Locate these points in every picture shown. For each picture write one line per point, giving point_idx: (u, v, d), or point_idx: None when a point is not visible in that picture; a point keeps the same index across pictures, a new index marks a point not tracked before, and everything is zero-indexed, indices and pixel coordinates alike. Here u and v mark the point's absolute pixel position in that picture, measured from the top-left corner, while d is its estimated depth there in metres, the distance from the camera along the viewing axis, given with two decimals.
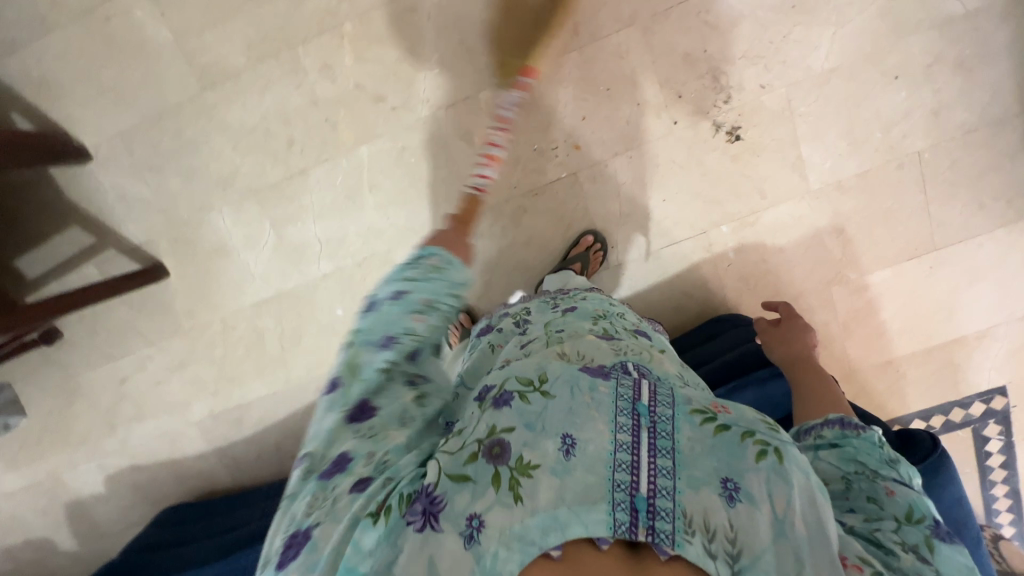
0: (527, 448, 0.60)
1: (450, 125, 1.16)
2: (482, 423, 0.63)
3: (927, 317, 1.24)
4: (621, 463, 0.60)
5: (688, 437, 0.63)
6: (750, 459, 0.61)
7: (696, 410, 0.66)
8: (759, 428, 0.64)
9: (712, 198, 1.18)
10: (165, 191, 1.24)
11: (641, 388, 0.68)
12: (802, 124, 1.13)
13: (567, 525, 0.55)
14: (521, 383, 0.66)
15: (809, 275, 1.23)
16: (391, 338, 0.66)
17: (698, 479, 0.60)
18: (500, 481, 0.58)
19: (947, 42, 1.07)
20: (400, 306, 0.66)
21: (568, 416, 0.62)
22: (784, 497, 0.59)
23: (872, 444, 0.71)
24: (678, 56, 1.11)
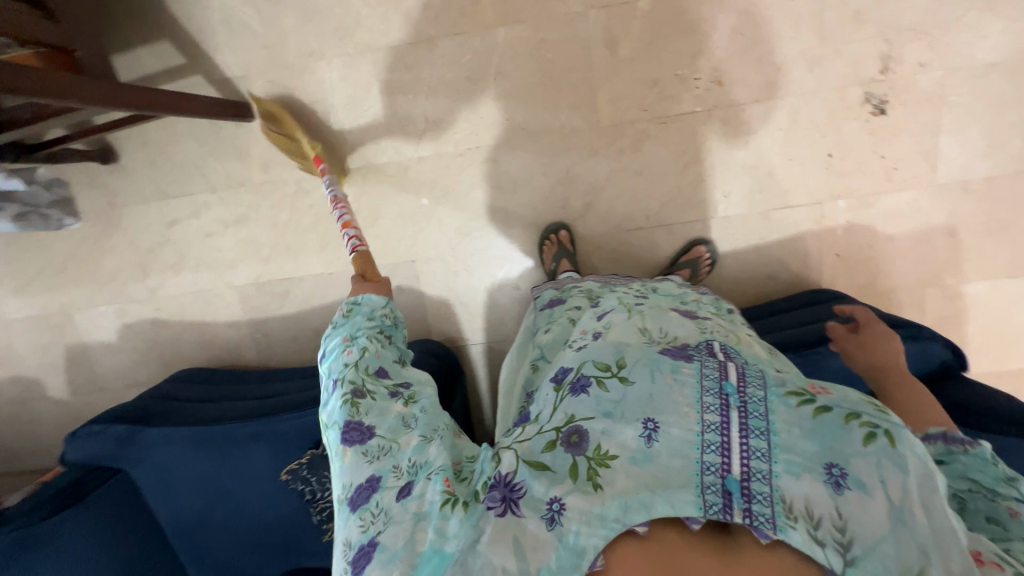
0: (605, 438, 0.58)
1: (597, 28, 1.11)
2: (558, 411, 0.62)
3: (1008, 340, 1.24)
4: (710, 445, 0.56)
5: (783, 418, 0.56)
6: (857, 444, 0.53)
7: (792, 390, 0.58)
8: (865, 409, 0.55)
9: (838, 169, 1.15)
10: (278, 26, 1.15)
11: (728, 367, 0.61)
12: (948, 112, 1.11)
13: (652, 505, 0.53)
14: (598, 368, 0.62)
15: (908, 271, 1.21)
16: (338, 380, 0.72)
17: (798, 463, 0.54)
18: (577, 472, 0.57)
19: None
20: (330, 353, 0.76)
21: (648, 402, 0.58)
22: (899, 484, 0.51)
23: (985, 459, 0.61)
24: (847, 13, 1.07)
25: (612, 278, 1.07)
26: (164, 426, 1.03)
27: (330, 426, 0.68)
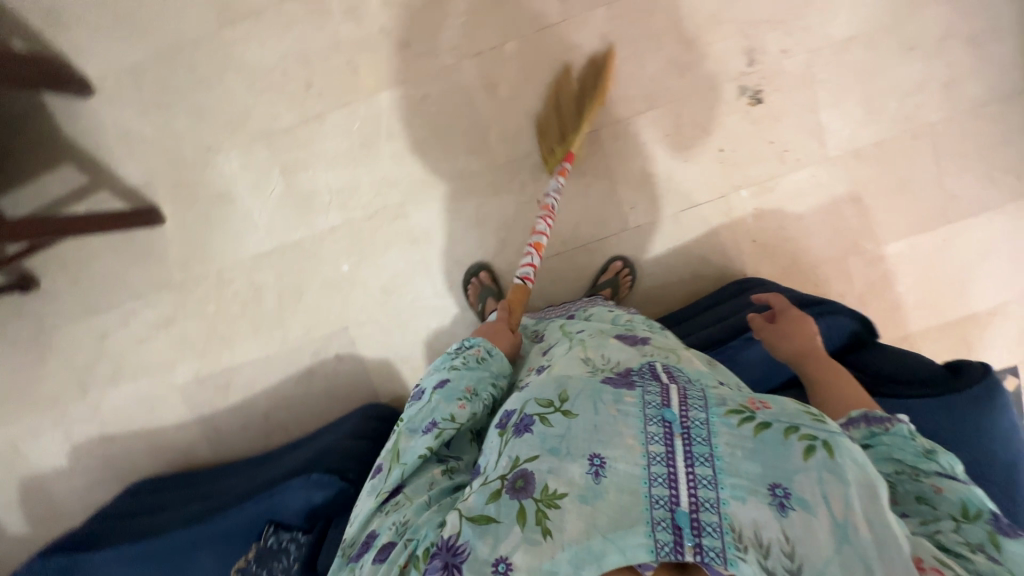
0: (551, 476, 0.58)
1: (473, 76, 1.15)
2: (504, 456, 0.61)
3: (941, 293, 1.25)
4: (657, 478, 0.57)
5: (726, 440, 0.58)
6: (797, 460, 0.55)
7: (731, 410, 0.61)
8: (802, 421, 0.58)
9: (734, 162, 1.18)
10: (172, 131, 1.19)
11: (670, 392, 0.63)
12: (821, 90, 1.15)
13: (603, 555, 0.53)
14: (541, 404, 0.63)
15: (826, 244, 1.23)
16: (433, 424, 0.71)
17: (743, 487, 0.55)
18: (524, 516, 0.56)
19: (958, 18, 1.12)
20: (444, 393, 0.74)
21: (592, 436, 0.59)
22: (841, 497, 0.52)
23: (904, 438, 0.62)
24: (702, 18, 1.13)
25: (551, 309, 1.09)
26: (108, 550, 1.00)
27: (401, 463, 0.69)
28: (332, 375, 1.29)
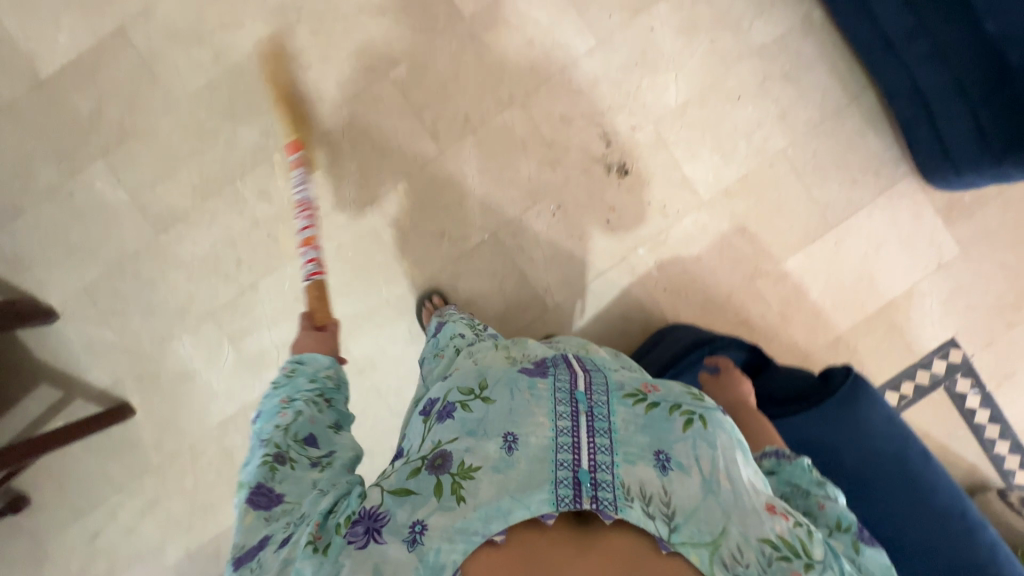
0: (468, 454, 0.65)
1: (377, 217, 1.31)
2: (429, 440, 0.69)
3: (853, 290, 1.32)
4: (563, 446, 0.66)
5: (622, 417, 0.69)
6: (677, 431, 0.68)
7: (628, 394, 0.72)
8: (684, 399, 0.72)
9: (623, 227, 1.31)
10: (129, 331, 1.32)
11: (578, 376, 0.74)
12: (676, 150, 1.30)
13: (510, 512, 0.60)
14: (463, 393, 0.73)
15: (733, 275, 1.31)
16: (263, 441, 0.75)
17: (633, 454, 0.66)
18: (442, 489, 0.63)
19: (769, 62, 1.29)
20: (264, 417, 0.80)
21: (510, 417, 0.68)
22: (708, 457, 0.66)
23: (804, 468, 0.75)
24: (556, 119, 1.30)
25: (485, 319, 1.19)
26: None
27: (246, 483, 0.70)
28: None
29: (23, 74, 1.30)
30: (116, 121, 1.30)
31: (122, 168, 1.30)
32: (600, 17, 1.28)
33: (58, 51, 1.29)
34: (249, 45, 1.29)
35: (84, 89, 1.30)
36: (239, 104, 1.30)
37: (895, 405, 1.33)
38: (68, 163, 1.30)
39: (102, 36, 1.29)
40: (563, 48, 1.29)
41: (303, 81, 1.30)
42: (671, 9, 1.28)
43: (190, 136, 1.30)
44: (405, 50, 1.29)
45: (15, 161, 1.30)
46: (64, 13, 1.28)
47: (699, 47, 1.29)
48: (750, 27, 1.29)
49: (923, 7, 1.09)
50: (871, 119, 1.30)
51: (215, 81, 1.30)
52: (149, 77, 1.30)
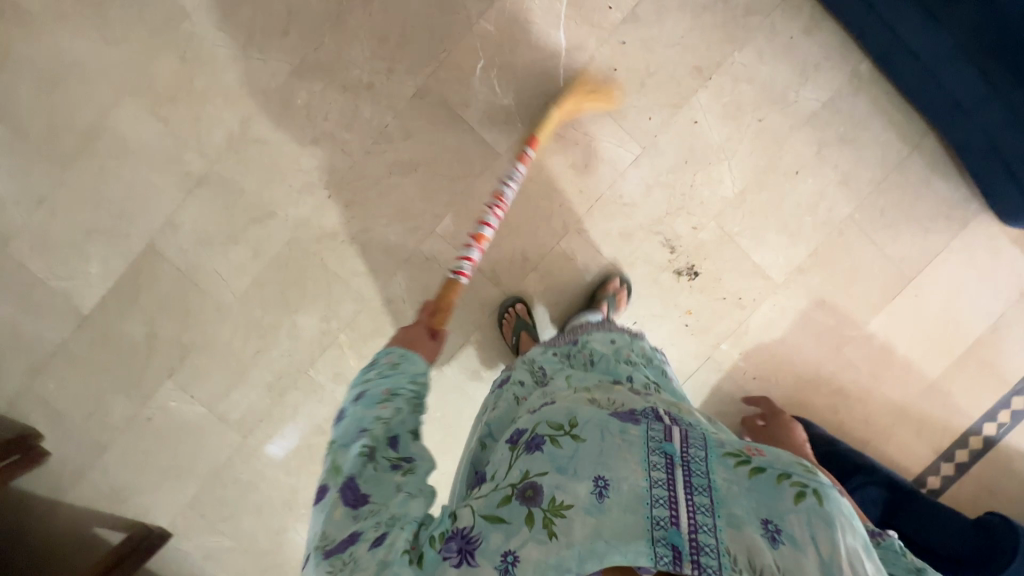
0: (559, 491, 0.59)
1: (457, 372, 1.28)
2: (515, 469, 0.63)
3: (938, 337, 1.31)
4: (659, 499, 0.58)
5: (724, 477, 0.61)
6: (789, 502, 0.58)
7: (729, 452, 0.63)
8: (795, 470, 0.61)
9: (703, 328, 1.29)
10: (243, 533, 1.34)
11: (672, 430, 0.65)
12: (743, 239, 1.26)
13: (605, 554, 0.55)
14: (552, 427, 0.66)
15: (820, 349, 1.31)
16: (362, 430, 0.64)
17: (738, 517, 0.58)
18: (533, 521, 0.57)
19: (822, 128, 1.23)
20: (364, 402, 0.68)
21: (599, 459, 0.61)
22: (827, 538, 0.55)
23: (896, 552, 0.68)
24: (615, 237, 1.25)
25: (553, 339, 1.07)
26: None
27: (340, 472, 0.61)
28: None
29: (66, 313, 1.25)
30: (172, 339, 1.26)
31: (191, 383, 1.28)
32: (639, 122, 1.22)
33: (94, 282, 1.24)
34: (285, 232, 1.23)
35: (131, 314, 1.25)
36: (291, 293, 1.25)
37: (994, 434, 1.35)
38: (136, 391, 1.28)
39: (135, 257, 1.24)
40: (608, 162, 1.23)
41: (349, 255, 1.24)
42: (711, 97, 1.21)
43: (250, 337, 1.27)
44: (447, 201, 1.23)
45: (83, 401, 1.28)
46: (89, 243, 1.23)
47: (747, 129, 1.22)
48: (797, 96, 1.22)
49: (997, 76, 1.01)
50: (935, 163, 1.25)
51: (260, 275, 1.25)
52: (193, 287, 1.25)
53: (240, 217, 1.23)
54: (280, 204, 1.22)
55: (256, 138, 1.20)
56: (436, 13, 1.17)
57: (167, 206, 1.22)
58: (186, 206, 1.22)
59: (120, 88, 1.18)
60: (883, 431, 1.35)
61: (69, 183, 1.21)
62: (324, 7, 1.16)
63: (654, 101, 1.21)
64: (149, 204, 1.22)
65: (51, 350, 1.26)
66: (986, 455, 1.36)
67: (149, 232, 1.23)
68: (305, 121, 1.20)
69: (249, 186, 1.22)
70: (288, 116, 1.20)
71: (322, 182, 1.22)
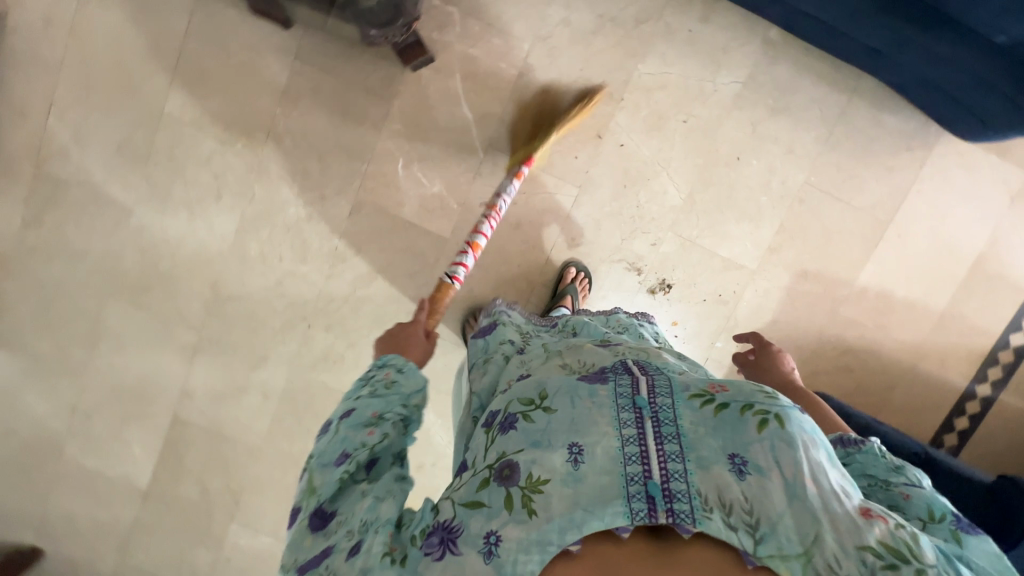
0: (536, 465, 0.54)
1: None
2: (491, 450, 0.59)
3: (936, 268, 1.27)
4: (631, 456, 0.53)
5: (690, 420, 0.55)
6: (752, 431, 0.53)
7: (695, 393, 0.58)
8: (758, 397, 0.55)
9: (694, 333, 1.30)
10: None
11: (639, 378, 0.60)
12: (705, 240, 1.25)
13: (584, 522, 0.50)
14: (523, 404, 0.60)
15: (815, 317, 1.29)
16: (345, 455, 0.63)
17: (706, 458, 0.53)
18: (512, 503, 0.53)
19: (750, 107, 1.19)
20: (351, 422, 0.66)
21: (571, 427, 0.56)
22: (792, 460, 0.51)
23: (876, 455, 0.64)
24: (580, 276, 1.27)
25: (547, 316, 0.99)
26: None
27: (317, 494, 0.61)
28: None
29: (129, 493, 1.40)
30: (223, 488, 1.39)
31: (252, 520, 1.40)
32: (567, 163, 1.22)
33: (142, 461, 1.38)
34: (283, 369, 1.32)
35: (182, 477, 1.39)
36: (308, 419, 1.35)
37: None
38: (209, 539, 1.42)
39: (167, 429, 1.36)
40: (551, 211, 1.24)
41: (345, 370, 1.32)
42: (629, 116, 1.20)
43: (287, 466, 1.38)
44: (414, 295, 1.28)
45: (169, 561, 1.42)
46: (126, 430, 1.36)
47: (675, 134, 1.20)
48: (714, 86, 1.19)
49: (912, 29, 0.92)
50: (878, 101, 1.19)
51: (276, 412, 1.35)
52: (224, 439, 1.36)
53: (241, 368, 1.33)
54: (270, 346, 1.31)
55: (229, 295, 1.29)
56: (345, 130, 1.20)
57: (176, 379, 1.33)
58: (192, 374, 1.33)
59: (101, 293, 1.29)
60: (907, 373, 1.32)
61: (91, 385, 1.34)
62: (245, 162, 1.22)
63: (576, 139, 1.21)
64: (161, 381, 1.33)
65: (128, 527, 1.41)
66: (1021, 364, 1.31)
67: (171, 405, 1.35)
68: (265, 267, 1.27)
69: (238, 339, 1.31)
70: (248, 267, 1.27)
71: (299, 315, 1.29)
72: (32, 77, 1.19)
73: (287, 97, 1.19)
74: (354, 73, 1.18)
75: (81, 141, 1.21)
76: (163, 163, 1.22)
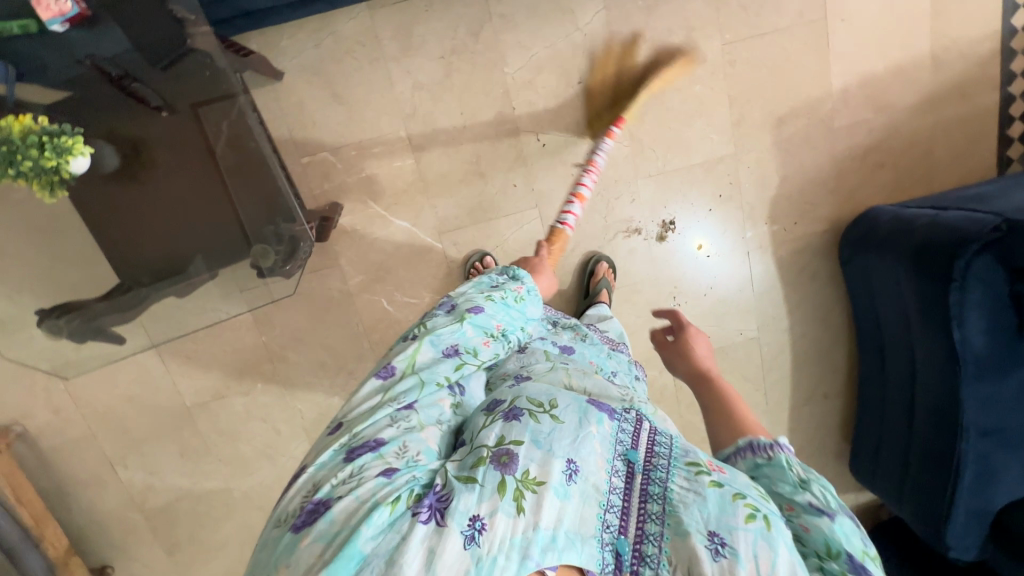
0: (534, 464, 0.48)
1: None
2: (489, 432, 0.52)
3: (896, 20, 1.16)
4: (613, 506, 0.50)
5: (682, 486, 0.50)
6: (740, 518, 0.46)
7: (695, 458, 0.53)
8: (753, 492, 0.49)
9: (720, 241, 1.26)
10: None
11: (643, 433, 0.56)
12: (675, 161, 1.19)
13: (560, 550, 0.45)
14: (530, 402, 0.54)
15: (818, 146, 1.22)
16: (454, 350, 0.63)
17: (684, 527, 0.48)
18: (505, 491, 0.47)
19: (628, 23, 1.11)
20: (475, 321, 0.66)
21: (574, 443, 0.51)
22: (769, 563, 0.44)
23: (783, 468, 0.51)
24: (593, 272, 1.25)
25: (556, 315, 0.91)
26: None
27: (416, 372, 0.60)
28: None
29: None
30: None
31: None
32: (514, 194, 1.19)
33: None
34: None
35: None
36: None
37: None
38: None
39: None
40: (531, 241, 1.22)
41: None
42: (533, 116, 1.14)
43: None
44: None
45: None
46: None
47: (581, 99, 1.14)
48: (584, 31, 1.11)
49: None
50: None
51: None
52: None
53: None
54: None
55: None
56: (324, 311, 1.22)
57: None
58: None
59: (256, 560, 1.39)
60: (937, 126, 1.23)
61: None
62: (274, 393, 1.27)
63: (505, 170, 1.17)
64: None
65: None
66: None
67: None
68: None
69: None
70: None
71: None
72: (77, 456, 1.27)
73: (262, 323, 1.22)
74: None
75: (152, 469, 1.30)
76: (219, 439, 1.29)
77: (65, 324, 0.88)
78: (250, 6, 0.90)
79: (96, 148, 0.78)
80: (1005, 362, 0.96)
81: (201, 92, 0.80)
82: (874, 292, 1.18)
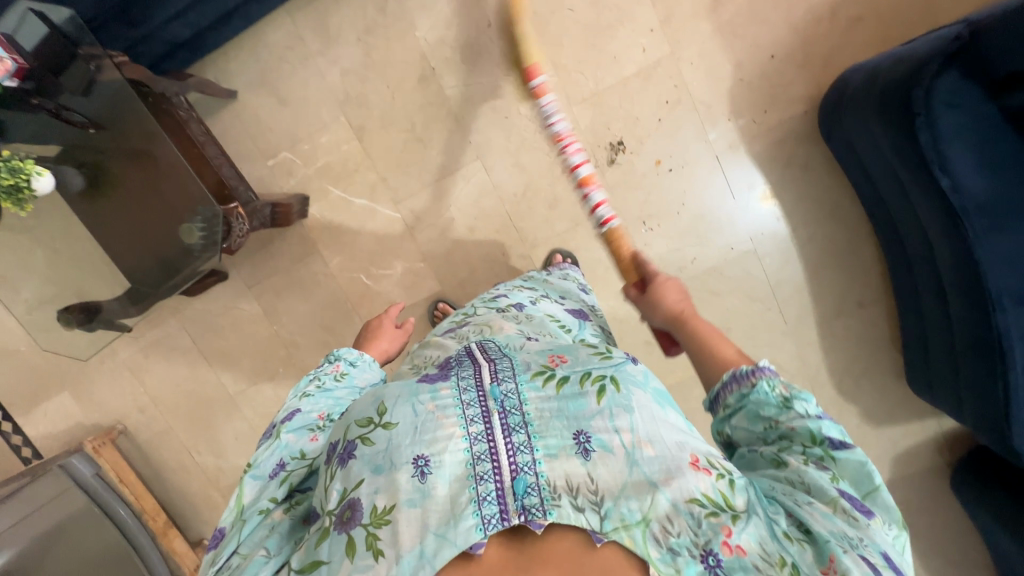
0: (379, 495, 0.47)
1: None
2: (330, 488, 0.49)
3: None
4: (481, 453, 0.48)
5: (536, 403, 0.50)
6: (593, 403, 0.50)
7: (537, 371, 0.53)
8: (593, 363, 0.53)
9: (678, 150, 1.16)
10: None
11: (483, 366, 0.54)
12: (608, 78, 1.14)
13: (435, 552, 0.44)
14: (360, 424, 0.51)
15: (769, 21, 1.09)
16: (279, 465, 0.55)
17: (553, 442, 0.48)
18: (354, 547, 0.45)
19: None
20: (296, 424, 0.58)
21: (417, 437, 0.48)
22: (628, 425, 0.48)
23: (770, 390, 0.49)
24: (549, 210, 1.22)
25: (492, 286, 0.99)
26: None
27: (240, 523, 0.52)
28: (927, 520, 1.22)
29: None
30: None
31: None
32: (454, 150, 1.22)
33: None
34: None
35: None
36: None
37: None
38: None
39: None
40: (480, 192, 1.23)
41: None
42: (455, 71, 1.18)
43: None
44: None
45: None
46: None
47: (497, 41, 1.16)
48: None
49: None
50: None
51: None
52: None
53: None
54: None
55: None
56: (317, 294, 1.35)
57: None
58: None
59: None
60: None
61: None
62: (294, 376, 1.43)
63: (439, 129, 1.21)
64: None
65: None
66: None
67: None
68: None
69: None
70: None
71: None
72: (163, 446, 1.54)
73: (272, 313, 1.39)
74: (285, 256, 1.34)
75: (218, 453, 1.53)
76: (261, 421, 1.48)
77: (77, 320, 1.08)
78: (174, 36, 1.08)
79: (61, 172, 1.00)
80: (1011, 207, 0.80)
81: (115, 107, 0.99)
82: (867, 165, 1.00)
